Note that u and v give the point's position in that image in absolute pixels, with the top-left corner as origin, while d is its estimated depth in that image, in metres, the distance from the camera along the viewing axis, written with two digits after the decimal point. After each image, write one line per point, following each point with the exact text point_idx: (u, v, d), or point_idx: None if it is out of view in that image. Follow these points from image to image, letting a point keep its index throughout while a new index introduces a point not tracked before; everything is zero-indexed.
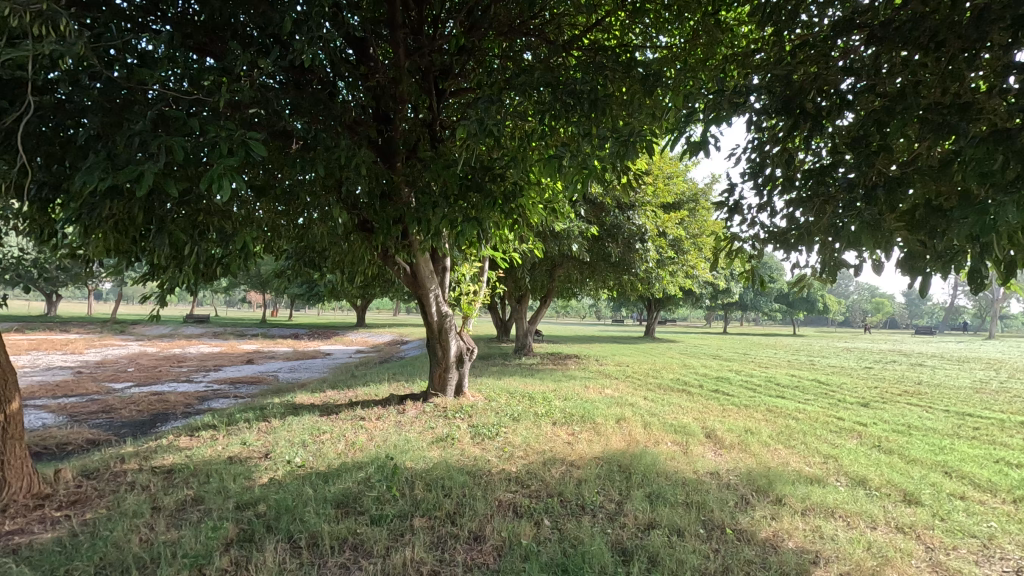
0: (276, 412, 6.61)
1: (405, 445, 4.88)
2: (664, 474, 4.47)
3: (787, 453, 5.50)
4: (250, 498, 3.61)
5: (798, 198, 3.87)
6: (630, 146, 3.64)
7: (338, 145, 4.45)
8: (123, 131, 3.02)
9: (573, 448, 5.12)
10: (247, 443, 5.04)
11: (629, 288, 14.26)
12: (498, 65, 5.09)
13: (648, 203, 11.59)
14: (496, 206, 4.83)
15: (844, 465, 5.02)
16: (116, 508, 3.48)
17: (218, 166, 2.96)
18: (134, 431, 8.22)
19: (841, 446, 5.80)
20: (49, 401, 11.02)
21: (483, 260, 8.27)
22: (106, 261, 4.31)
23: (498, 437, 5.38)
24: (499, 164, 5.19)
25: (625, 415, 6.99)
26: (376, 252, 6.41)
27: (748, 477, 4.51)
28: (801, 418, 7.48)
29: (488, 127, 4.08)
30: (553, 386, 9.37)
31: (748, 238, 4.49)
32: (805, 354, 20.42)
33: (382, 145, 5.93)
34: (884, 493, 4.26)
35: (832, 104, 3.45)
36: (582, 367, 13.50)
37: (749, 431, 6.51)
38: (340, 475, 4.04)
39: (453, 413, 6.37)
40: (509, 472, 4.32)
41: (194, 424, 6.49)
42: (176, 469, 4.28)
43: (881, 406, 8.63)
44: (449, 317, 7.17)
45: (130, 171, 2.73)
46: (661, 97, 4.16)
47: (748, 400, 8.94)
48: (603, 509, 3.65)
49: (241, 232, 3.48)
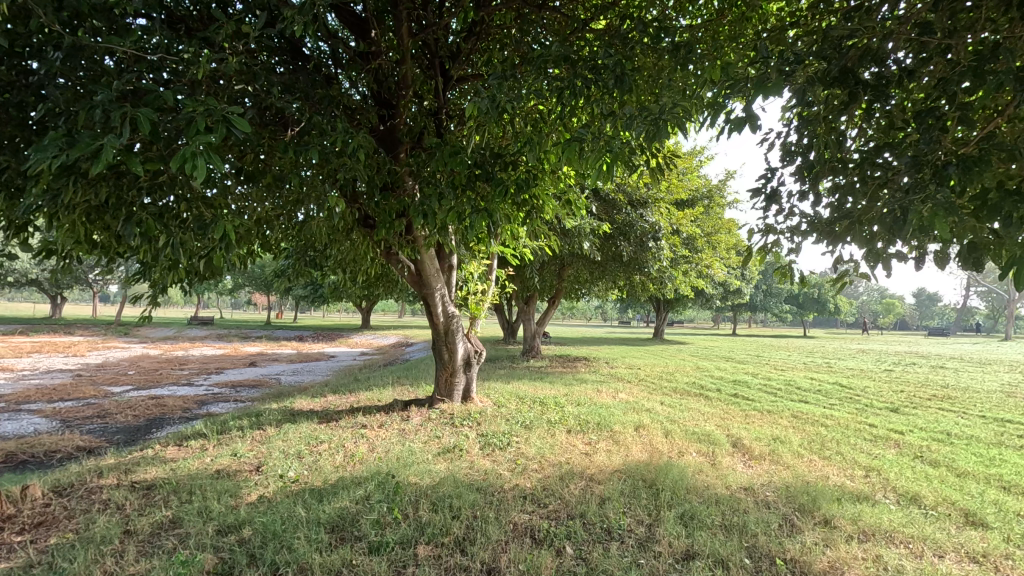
0: (272, 419, 6.20)
1: (409, 458, 4.46)
2: (694, 490, 4.04)
3: (825, 465, 5.05)
4: (234, 520, 3.22)
5: (848, 183, 3.45)
6: (661, 124, 3.24)
7: (335, 129, 4.07)
8: (84, 103, 2.65)
9: (592, 460, 4.69)
10: (238, 455, 4.64)
11: (641, 288, 13.73)
12: (509, 44, 4.67)
13: (660, 200, 11.07)
14: (508, 196, 4.42)
15: (890, 480, 4.57)
16: (83, 534, 3.10)
17: (191, 143, 2.61)
18: (127, 438, 7.86)
19: (882, 457, 5.35)
20: (44, 406, 10.68)
21: (491, 258, 7.85)
22: (87, 258, 3.96)
23: (509, 448, 4.97)
24: (511, 150, 4.78)
25: (643, 422, 6.56)
26: (379, 249, 6.02)
27: (787, 494, 4.07)
28: (831, 425, 7.01)
29: (502, 104, 3.65)
30: (564, 391, 8.95)
31: (786, 231, 4.09)
32: (819, 356, 19.89)
33: (383, 134, 5.54)
34: (942, 514, 3.81)
35: (892, 74, 3.05)
36: (592, 369, 13.02)
37: (778, 439, 6.07)
38: (337, 493, 3.65)
39: (461, 420, 5.96)
40: (523, 488, 3.89)
41: (184, 432, 6.08)
42: (157, 485, 3.88)
43: (912, 412, 8.15)
44: (456, 317, 6.74)
45: (85, 146, 2.43)
46: (692, 72, 3.73)
47: (771, 405, 8.45)
48: (632, 533, 3.23)
49: (222, 221, 3.04)
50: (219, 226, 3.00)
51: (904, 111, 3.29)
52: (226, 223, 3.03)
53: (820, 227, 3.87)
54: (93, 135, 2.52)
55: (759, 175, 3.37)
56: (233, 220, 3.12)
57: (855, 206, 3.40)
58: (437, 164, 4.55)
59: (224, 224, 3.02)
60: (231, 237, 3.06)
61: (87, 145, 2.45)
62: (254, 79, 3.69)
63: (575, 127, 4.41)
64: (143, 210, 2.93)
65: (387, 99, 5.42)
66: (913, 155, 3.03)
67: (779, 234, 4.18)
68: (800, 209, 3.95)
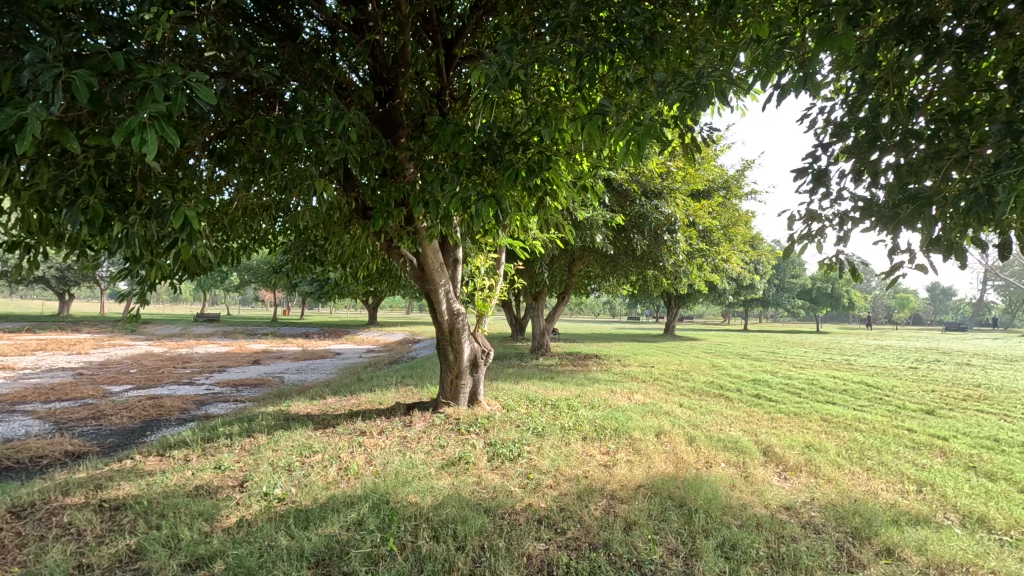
0: (265, 425, 5.78)
1: (409, 473, 4.00)
2: (730, 510, 3.58)
3: (870, 478, 4.56)
4: (205, 552, 2.79)
5: (918, 158, 2.96)
6: (702, 91, 2.77)
7: (323, 105, 3.62)
8: (10, 65, 2.19)
9: (612, 474, 4.21)
10: (222, 468, 4.23)
11: (654, 283, 13.20)
12: (520, 11, 4.19)
13: (676, 190, 10.54)
14: (518, 180, 3.91)
15: (947, 497, 4.08)
16: (30, 568, 2.68)
17: (139, 112, 2.17)
18: (118, 441, 7.51)
19: (931, 469, 4.86)
20: (39, 406, 10.34)
21: (499, 251, 7.38)
22: (51, 252, 3.55)
23: (520, 459, 4.52)
24: (523, 128, 4.27)
25: (663, 427, 6.10)
26: (378, 242, 5.57)
27: (835, 516, 3.60)
28: (865, 429, 6.51)
29: (514, 71, 3.14)
30: (577, 391, 8.48)
31: (833, 215, 3.62)
32: (837, 353, 19.28)
33: (381, 116, 5.08)
34: (1019, 542, 3.34)
35: (979, 27, 2.55)
36: (604, 367, 12.54)
37: (812, 447, 5.58)
38: (326, 516, 3.22)
39: (467, 426, 5.52)
40: (537, 510, 3.45)
41: (171, 438, 5.67)
42: (126, 505, 3.46)
43: (951, 414, 7.62)
44: (461, 316, 6.30)
45: (3, 118, 1.94)
46: (736, 34, 3.23)
47: (798, 406, 7.93)
48: (666, 569, 2.77)
49: (183, 207, 2.56)
50: (178, 211, 2.51)
51: (988, 73, 2.79)
52: (187, 208, 2.54)
53: (877, 212, 3.37)
54: (16, 105, 2.04)
55: (811, 144, 2.88)
56: (195, 205, 2.65)
57: (926, 185, 2.92)
58: (439, 146, 4.08)
59: (184, 209, 2.54)
60: (194, 225, 2.56)
61: (6, 118, 1.95)
62: (227, 45, 3.24)
63: (597, 101, 3.90)
64: (86, 193, 2.45)
65: (385, 78, 4.97)
66: (1003, 122, 2.55)
67: (825, 221, 3.68)
68: (852, 193, 3.47)
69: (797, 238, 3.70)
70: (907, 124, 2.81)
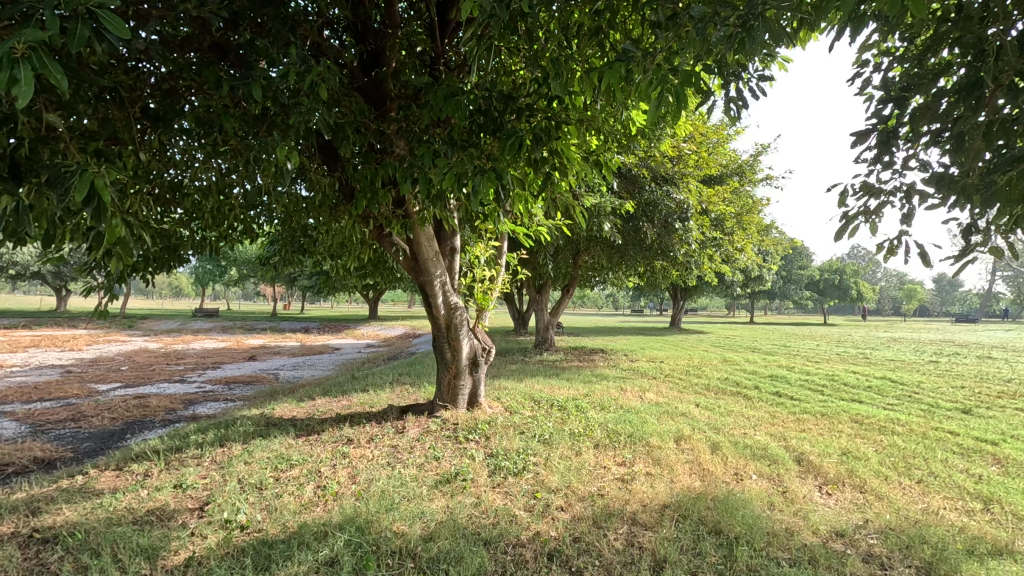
0: (242, 431, 5.21)
1: (396, 493, 3.45)
2: (776, 539, 3.00)
3: (925, 494, 3.98)
4: None
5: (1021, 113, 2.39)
6: (759, 23, 2.15)
7: (287, 60, 3.00)
8: None
9: (632, 491, 3.65)
10: (182, 487, 3.67)
11: (662, 274, 12.61)
12: None
13: (688, 175, 9.93)
14: (523, 150, 3.32)
15: (1021, 518, 3.52)
16: None
17: (8, 40, 1.62)
18: (92, 448, 6.94)
19: (993, 481, 4.27)
20: (17, 408, 9.75)
21: (501, 239, 6.80)
22: None
23: (526, 473, 3.96)
24: (527, 91, 3.69)
25: (682, 431, 5.54)
26: (367, 228, 4.99)
27: (900, 545, 3.03)
28: (902, 432, 5.93)
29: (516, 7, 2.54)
30: (584, 390, 7.92)
31: (896, 189, 3.05)
32: (851, 346, 18.66)
33: (367, 85, 4.46)
34: None
35: None
36: (611, 363, 11.98)
37: (850, 454, 5.01)
38: (291, 554, 2.65)
39: (466, 432, 4.96)
40: (545, 540, 2.89)
41: (136, 446, 5.10)
42: (57, 538, 2.92)
43: (991, 413, 7.01)
44: (458, 310, 5.74)
45: None
46: None
47: (823, 406, 7.36)
48: None
49: (88, 172, 1.98)
50: (80, 178, 1.94)
51: None
52: (92, 173, 1.97)
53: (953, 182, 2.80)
54: None
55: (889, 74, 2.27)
56: (108, 172, 2.08)
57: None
58: (430, 111, 3.49)
59: (88, 175, 1.97)
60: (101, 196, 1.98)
61: None
62: None
63: (615, 51, 3.28)
64: None
65: (369, 40, 4.36)
66: None
67: (884, 197, 3.08)
68: (921, 160, 2.90)
69: (850, 216, 3.11)
70: (1016, 65, 2.22)
